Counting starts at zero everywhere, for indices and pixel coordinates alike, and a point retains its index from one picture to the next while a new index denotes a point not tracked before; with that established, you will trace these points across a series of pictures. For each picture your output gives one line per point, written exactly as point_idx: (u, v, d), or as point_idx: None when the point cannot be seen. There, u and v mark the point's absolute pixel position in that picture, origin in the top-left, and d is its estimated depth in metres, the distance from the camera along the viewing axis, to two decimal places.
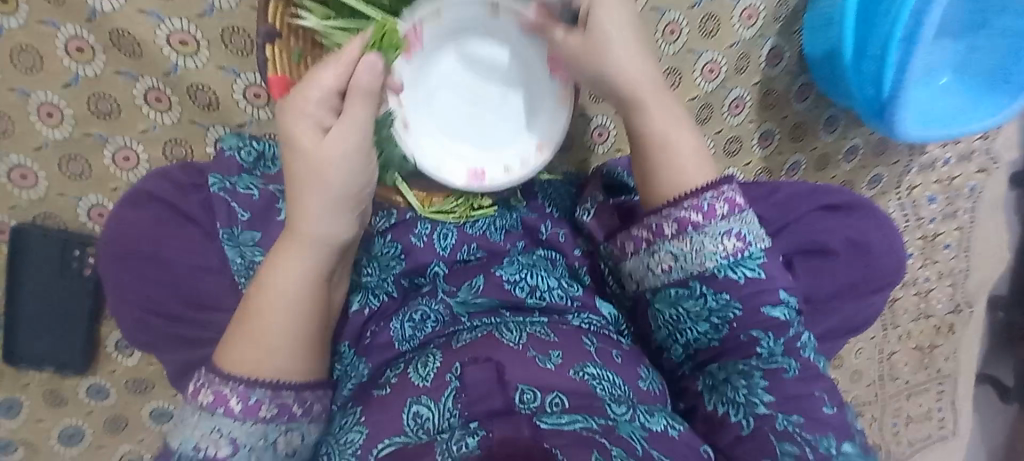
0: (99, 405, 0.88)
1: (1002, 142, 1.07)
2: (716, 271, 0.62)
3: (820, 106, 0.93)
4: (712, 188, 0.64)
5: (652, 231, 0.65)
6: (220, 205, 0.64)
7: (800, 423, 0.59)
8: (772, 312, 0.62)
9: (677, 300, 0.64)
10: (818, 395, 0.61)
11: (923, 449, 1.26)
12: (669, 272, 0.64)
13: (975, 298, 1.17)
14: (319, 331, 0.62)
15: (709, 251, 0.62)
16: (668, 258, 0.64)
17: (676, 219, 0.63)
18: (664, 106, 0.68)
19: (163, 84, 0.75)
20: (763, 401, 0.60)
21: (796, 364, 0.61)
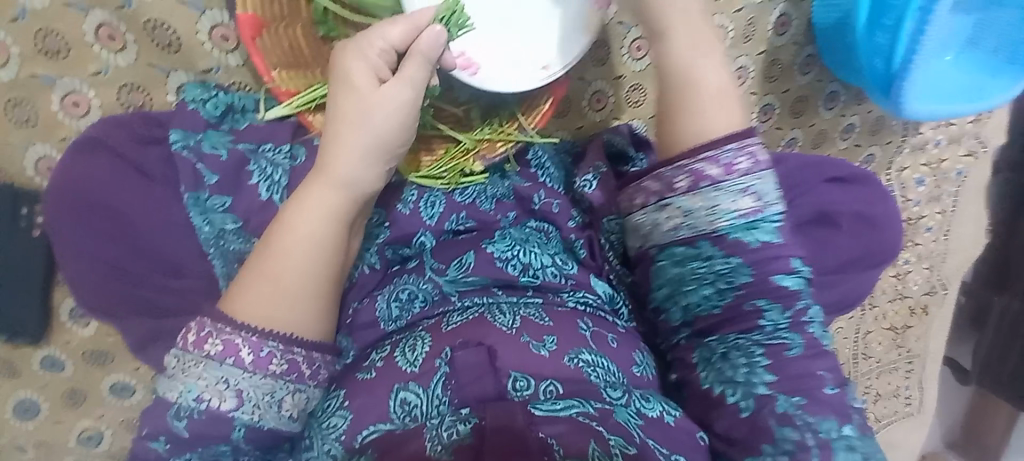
0: (56, 378, 0.82)
1: (993, 126, 1.06)
2: (728, 230, 0.59)
3: (822, 80, 0.91)
4: (734, 139, 0.60)
5: (664, 184, 0.61)
6: (183, 166, 0.58)
7: (802, 404, 0.58)
8: (783, 281, 0.59)
9: (683, 259, 0.61)
10: (819, 374, 0.60)
11: (889, 424, 1.31)
12: (678, 229, 0.61)
13: (951, 282, 1.19)
14: (335, 280, 0.60)
15: (723, 209, 0.59)
16: (679, 213, 0.60)
17: (692, 171, 0.59)
18: (703, 57, 0.64)
19: (115, 19, 0.65)
20: (764, 380, 0.60)
21: (798, 341, 0.60)
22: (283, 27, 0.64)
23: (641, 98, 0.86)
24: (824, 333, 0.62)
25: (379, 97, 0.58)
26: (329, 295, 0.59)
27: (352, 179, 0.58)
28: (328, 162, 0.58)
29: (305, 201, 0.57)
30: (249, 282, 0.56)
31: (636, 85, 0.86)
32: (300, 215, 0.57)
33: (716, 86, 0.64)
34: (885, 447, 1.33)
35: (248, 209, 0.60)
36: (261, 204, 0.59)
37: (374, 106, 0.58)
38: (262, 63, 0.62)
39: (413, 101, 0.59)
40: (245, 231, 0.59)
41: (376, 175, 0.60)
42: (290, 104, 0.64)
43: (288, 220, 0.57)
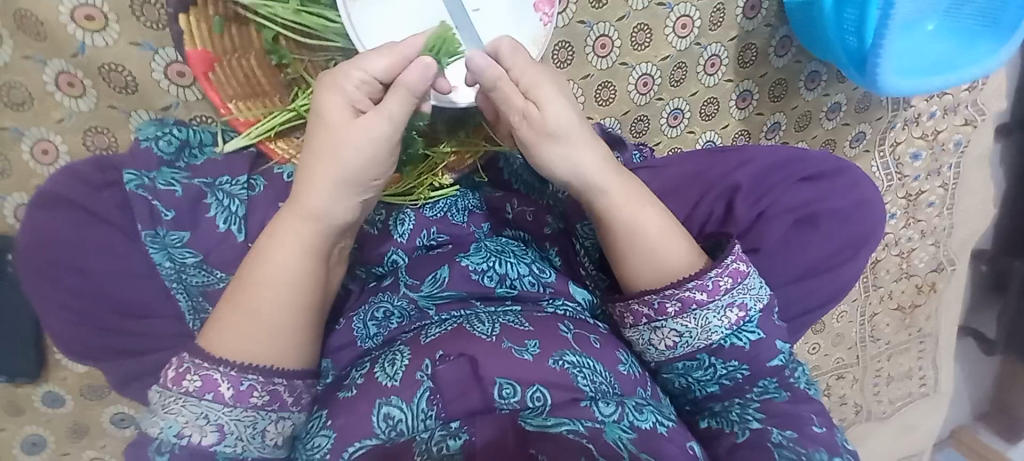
0: (58, 413, 0.83)
1: (990, 93, 1.02)
2: (722, 342, 0.62)
3: (801, 61, 0.88)
4: (714, 264, 0.62)
5: (653, 309, 0.61)
6: (139, 205, 0.58)
7: (794, 438, 0.62)
8: (773, 363, 0.64)
9: (687, 371, 0.64)
10: (808, 415, 0.64)
11: (904, 406, 1.27)
12: (674, 347, 0.62)
13: (959, 256, 1.15)
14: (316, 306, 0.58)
15: (714, 324, 0.61)
16: (672, 334, 0.62)
17: (680, 298, 0.61)
18: (644, 208, 0.63)
19: (72, 67, 0.65)
20: (755, 417, 0.63)
21: (785, 393, 0.64)
22: (235, 59, 0.64)
23: (610, 96, 0.81)
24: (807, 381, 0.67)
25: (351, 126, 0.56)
26: (313, 326, 0.58)
27: (323, 209, 0.56)
28: (303, 196, 0.56)
29: (278, 234, 0.56)
30: (225, 316, 0.55)
31: (604, 84, 0.80)
32: (275, 249, 0.56)
33: (658, 224, 0.63)
34: (903, 430, 1.29)
35: (207, 244, 0.59)
36: (219, 235, 0.59)
37: (344, 133, 0.56)
38: (217, 96, 0.64)
39: (388, 136, 0.57)
40: (206, 265, 0.59)
41: (349, 207, 0.58)
42: (248, 135, 0.65)
43: (263, 253, 0.56)
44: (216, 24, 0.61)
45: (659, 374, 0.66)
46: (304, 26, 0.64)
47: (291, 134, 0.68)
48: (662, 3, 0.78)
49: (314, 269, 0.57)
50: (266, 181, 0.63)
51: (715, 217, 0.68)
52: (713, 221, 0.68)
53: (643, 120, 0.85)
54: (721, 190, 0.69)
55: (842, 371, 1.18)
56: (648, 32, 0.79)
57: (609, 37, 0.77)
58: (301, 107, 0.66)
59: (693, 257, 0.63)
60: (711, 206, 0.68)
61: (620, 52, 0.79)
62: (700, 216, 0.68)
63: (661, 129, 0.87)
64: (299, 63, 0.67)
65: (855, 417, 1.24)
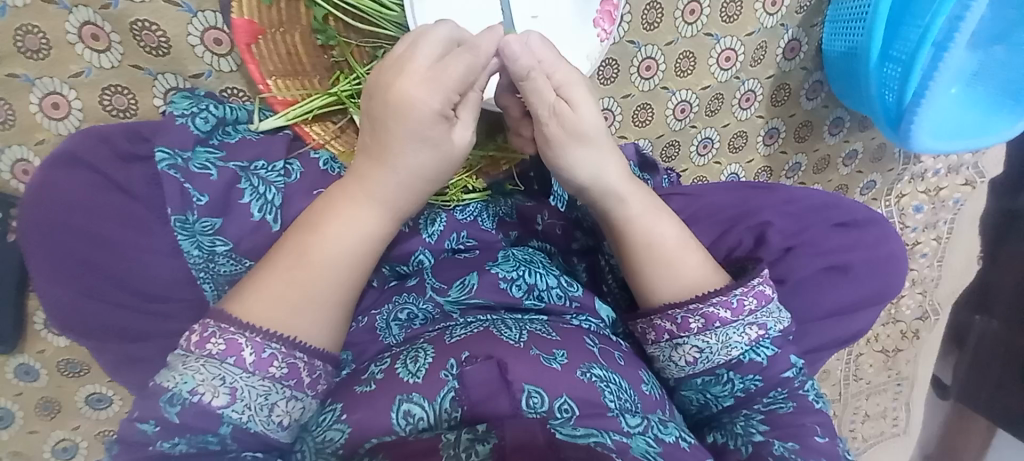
0: (30, 387, 0.78)
1: (990, 157, 1.07)
2: (742, 358, 0.60)
3: (829, 106, 0.90)
4: (739, 282, 0.61)
5: (676, 325, 0.60)
6: (170, 186, 0.53)
7: (795, 450, 0.58)
8: (785, 373, 0.62)
9: (706, 387, 0.62)
10: (809, 425, 0.61)
11: (875, 444, 1.32)
12: (694, 364, 0.61)
13: (942, 307, 1.20)
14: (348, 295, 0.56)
15: (734, 340, 0.60)
16: (693, 350, 0.60)
17: (704, 314, 0.60)
18: (654, 217, 0.64)
19: (100, 18, 0.61)
20: (758, 430, 0.60)
21: (791, 403, 0.61)
22: (281, 34, 0.61)
23: (648, 118, 0.82)
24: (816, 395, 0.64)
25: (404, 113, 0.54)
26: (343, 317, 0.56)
27: (377, 195, 0.56)
28: (353, 189, 0.57)
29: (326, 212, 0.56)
30: (263, 282, 0.53)
31: (644, 106, 0.81)
32: (318, 239, 0.55)
33: (673, 235, 0.64)
34: None
35: (239, 231, 0.55)
36: (252, 225, 0.56)
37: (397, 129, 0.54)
38: (257, 70, 0.60)
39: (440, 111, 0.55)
40: (236, 253, 0.55)
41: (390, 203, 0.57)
42: (286, 115, 0.62)
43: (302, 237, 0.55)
44: None
45: (677, 392, 0.64)
46: (362, 11, 0.62)
47: (328, 119, 0.65)
48: (710, 34, 0.79)
49: (357, 260, 0.56)
50: (302, 166, 0.60)
51: (744, 246, 0.68)
52: (741, 249, 0.68)
53: (675, 145, 0.85)
54: (750, 222, 0.69)
55: None
56: (693, 59, 0.80)
57: (655, 60, 0.78)
58: (342, 92, 0.63)
59: (706, 273, 0.63)
60: (740, 236, 0.69)
61: (663, 76, 0.80)
62: (727, 243, 0.69)
63: (690, 157, 0.87)
64: (346, 47, 0.64)
65: None
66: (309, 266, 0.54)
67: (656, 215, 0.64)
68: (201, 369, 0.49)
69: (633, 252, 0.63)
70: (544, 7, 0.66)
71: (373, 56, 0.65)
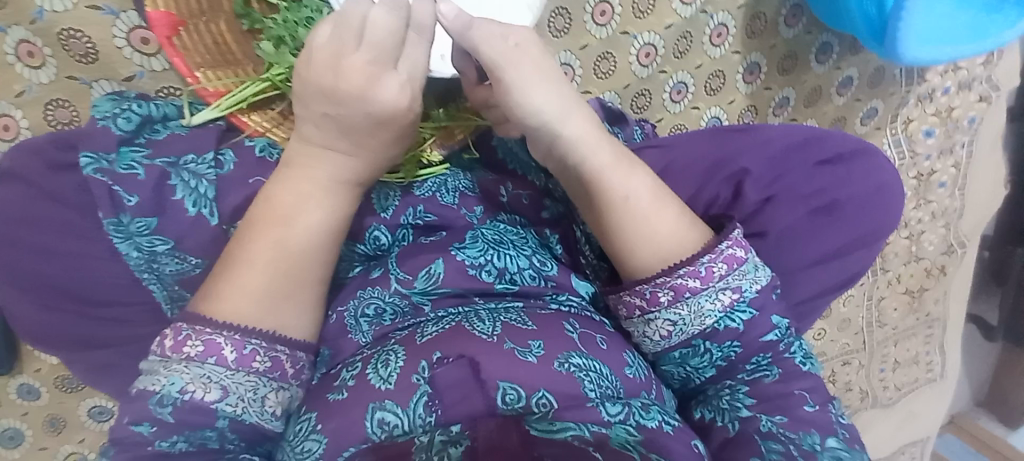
0: (33, 406, 0.79)
1: (1005, 67, 0.98)
2: (717, 326, 0.58)
3: (812, 32, 0.83)
4: (707, 249, 0.57)
5: (646, 300, 0.57)
6: (98, 190, 0.53)
7: (783, 423, 0.56)
8: (768, 337, 0.59)
9: (685, 360, 0.59)
10: (797, 393, 0.58)
11: (910, 393, 1.24)
12: (668, 337, 0.58)
13: (969, 239, 1.11)
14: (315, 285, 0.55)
15: (707, 309, 0.57)
16: (667, 324, 0.58)
17: (673, 286, 0.57)
18: (621, 173, 0.60)
19: (33, 35, 0.60)
20: (745, 404, 0.58)
21: (776, 370, 0.59)
22: (204, 23, 0.59)
23: (610, 68, 0.77)
24: (807, 358, 0.61)
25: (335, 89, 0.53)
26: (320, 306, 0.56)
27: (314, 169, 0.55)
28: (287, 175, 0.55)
29: (282, 192, 0.54)
30: (242, 274, 0.52)
31: (605, 55, 0.76)
32: (285, 227, 0.53)
33: (647, 189, 0.60)
34: (908, 417, 1.26)
35: (178, 228, 0.55)
36: (189, 220, 0.55)
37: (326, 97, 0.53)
38: (183, 63, 0.58)
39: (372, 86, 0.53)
40: (179, 251, 0.55)
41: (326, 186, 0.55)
42: (218, 106, 0.60)
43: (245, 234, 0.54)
44: None
45: (658, 367, 0.62)
46: None
47: (266, 107, 0.63)
48: None
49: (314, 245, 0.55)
50: (235, 155, 0.58)
51: (722, 201, 0.63)
52: (718, 204, 0.63)
53: (645, 94, 0.80)
54: (727, 172, 0.64)
55: (848, 357, 1.15)
56: None
57: (610, 4, 0.72)
58: (275, 77, 0.61)
59: (682, 227, 0.59)
60: (717, 189, 0.64)
61: (621, 20, 0.74)
62: (705, 198, 0.64)
63: (664, 105, 0.82)
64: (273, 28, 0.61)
65: (860, 405, 1.21)
66: (290, 256, 0.53)
67: (618, 173, 0.59)
68: (185, 370, 0.49)
69: (604, 211, 0.59)
70: None
71: None
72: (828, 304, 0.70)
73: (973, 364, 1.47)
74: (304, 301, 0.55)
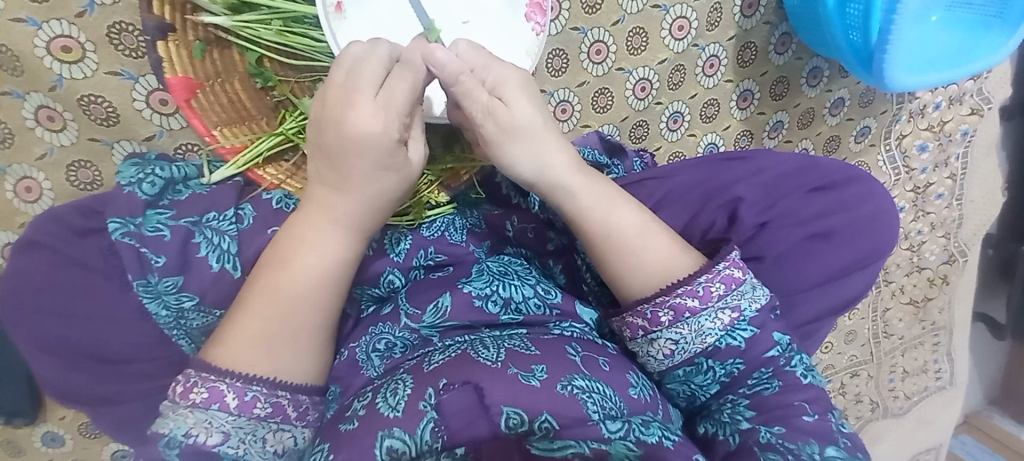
0: (58, 453, 0.80)
1: (994, 80, 1.00)
2: (718, 344, 0.59)
3: (802, 57, 0.86)
4: (704, 269, 0.59)
5: (648, 320, 0.59)
6: (127, 253, 0.55)
7: (782, 434, 0.57)
8: (769, 353, 0.60)
9: (688, 377, 0.61)
10: (796, 404, 0.59)
11: (922, 401, 1.25)
12: (672, 356, 0.60)
13: (970, 247, 1.12)
14: (318, 330, 0.57)
15: (707, 328, 0.59)
16: (669, 343, 0.59)
17: (672, 306, 0.58)
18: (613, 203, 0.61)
19: (52, 100, 0.63)
20: (745, 417, 0.59)
21: (777, 383, 0.60)
22: (219, 83, 0.61)
23: (608, 103, 0.79)
24: (806, 371, 0.62)
25: (339, 146, 0.54)
26: (325, 350, 0.58)
27: (324, 220, 0.56)
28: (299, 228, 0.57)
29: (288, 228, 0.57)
30: (242, 322, 0.54)
31: (602, 90, 0.78)
32: (295, 276, 0.55)
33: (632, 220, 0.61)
34: (921, 425, 1.27)
35: (201, 284, 0.57)
36: (213, 276, 0.57)
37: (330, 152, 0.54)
38: (201, 123, 0.62)
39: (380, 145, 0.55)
40: (204, 306, 0.58)
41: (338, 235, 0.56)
42: (236, 163, 0.63)
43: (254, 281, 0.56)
44: (197, 49, 0.59)
45: (664, 386, 0.63)
46: (290, 45, 0.61)
47: (280, 159, 0.65)
48: (657, 5, 0.75)
49: (318, 288, 0.56)
50: (254, 209, 0.61)
51: (718, 227, 0.65)
52: (715, 231, 0.65)
53: (642, 125, 0.82)
54: (723, 199, 0.66)
55: (856, 369, 1.16)
56: (644, 35, 0.77)
57: (605, 43, 0.75)
58: (289, 130, 0.64)
59: (672, 252, 0.61)
60: (713, 215, 0.65)
61: (616, 58, 0.77)
62: (701, 225, 0.65)
63: (661, 134, 0.84)
64: (285, 85, 0.64)
65: (871, 415, 1.22)
66: (282, 302, 0.55)
67: (614, 204, 0.61)
68: (188, 415, 0.51)
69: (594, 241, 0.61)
70: (474, 11, 0.65)
71: (313, 89, 0.65)
72: (830, 326, 0.70)
73: (983, 367, 1.47)
74: (304, 346, 0.56)
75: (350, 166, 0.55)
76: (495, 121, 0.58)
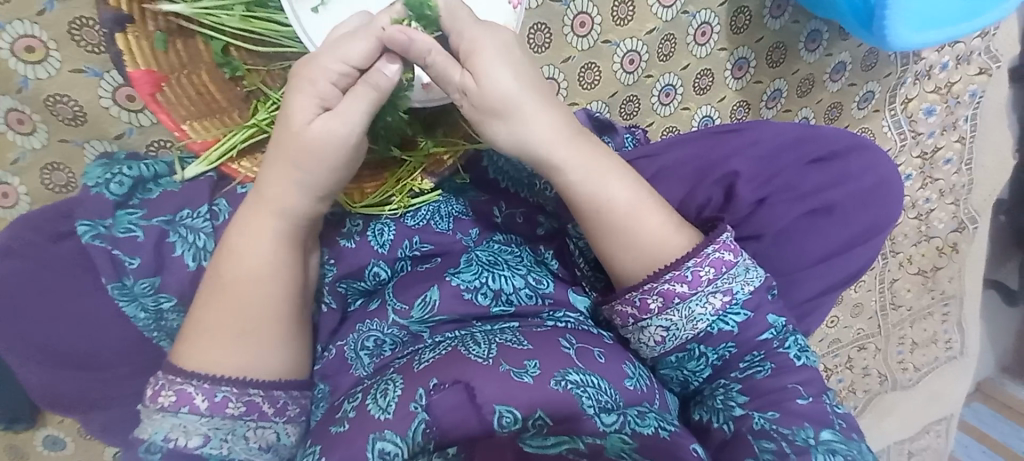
0: (60, 456, 0.80)
1: (1004, 36, 0.95)
2: (710, 329, 0.57)
3: (799, 20, 0.82)
4: (693, 253, 0.56)
5: (637, 307, 0.57)
6: (99, 256, 0.54)
7: (776, 419, 0.54)
8: (762, 335, 0.58)
9: (681, 364, 0.59)
10: (791, 387, 0.56)
11: (931, 372, 1.22)
12: (663, 342, 0.58)
13: (981, 213, 1.08)
14: (293, 321, 0.55)
15: (699, 313, 0.56)
16: (660, 330, 0.57)
17: (661, 292, 0.56)
18: (604, 181, 0.58)
19: (20, 102, 0.60)
20: (738, 403, 0.56)
21: (769, 366, 0.57)
22: (186, 75, 0.59)
23: (595, 78, 0.76)
24: (801, 352, 0.59)
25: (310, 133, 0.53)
26: (299, 343, 0.56)
27: (302, 209, 0.55)
28: (271, 221, 0.54)
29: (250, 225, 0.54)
30: (207, 318, 0.53)
31: (588, 65, 0.75)
32: (266, 264, 0.54)
33: (627, 197, 0.58)
34: (931, 396, 1.24)
35: (180, 284, 0.56)
36: (190, 275, 0.56)
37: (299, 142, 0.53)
38: (169, 118, 0.59)
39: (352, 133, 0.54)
40: (183, 306, 0.56)
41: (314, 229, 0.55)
42: (207, 159, 0.60)
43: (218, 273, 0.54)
44: (158, 39, 0.56)
45: (658, 371, 0.61)
46: (255, 32, 0.59)
47: (256, 151, 0.63)
48: None
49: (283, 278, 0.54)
50: (229, 204, 0.59)
51: (714, 204, 0.62)
52: (711, 208, 0.62)
53: (633, 100, 0.79)
54: (718, 174, 0.63)
55: (863, 343, 1.14)
56: (630, 4, 0.73)
57: (589, 14, 0.71)
58: (262, 121, 0.61)
59: (665, 235, 0.58)
60: (708, 192, 0.62)
61: (602, 30, 0.73)
62: (697, 201, 0.62)
63: (653, 108, 0.81)
64: (255, 74, 0.61)
65: (880, 388, 1.20)
66: (247, 294, 0.53)
67: (602, 183, 0.58)
68: (163, 420, 0.50)
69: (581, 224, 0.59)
70: None
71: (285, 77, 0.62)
72: (833, 305, 0.67)
73: (994, 335, 1.44)
74: (276, 339, 0.54)
75: (326, 151, 0.53)
76: (470, 101, 0.55)
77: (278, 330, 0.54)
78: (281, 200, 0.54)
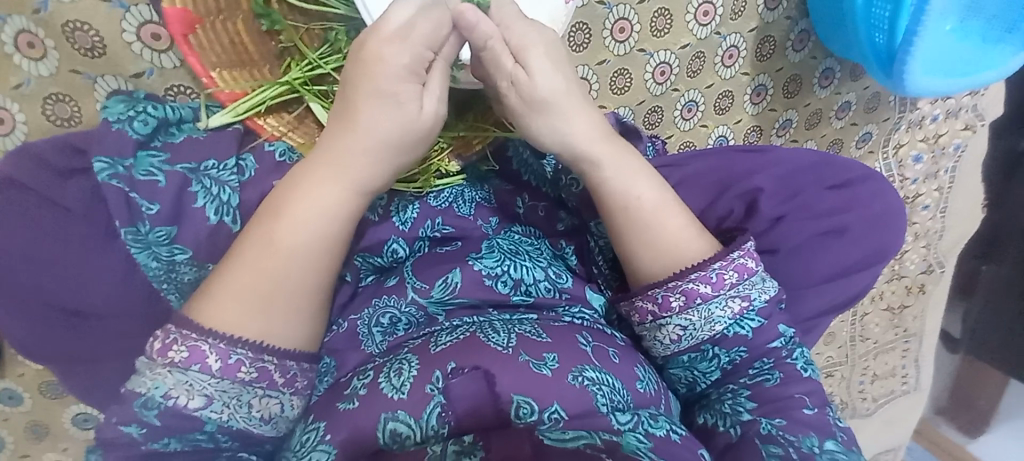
0: (14, 413, 0.73)
1: (989, 98, 1.03)
2: (726, 332, 0.59)
3: (817, 57, 0.86)
4: (718, 256, 0.58)
5: (658, 304, 0.58)
6: (113, 197, 0.50)
7: (783, 426, 0.56)
8: (772, 343, 0.60)
9: (692, 364, 0.60)
10: (797, 397, 0.58)
11: (887, 403, 1.30)
12: (679, 341, 0.59)
13: (948, 259, 1.17)
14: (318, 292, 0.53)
15: (717, 315, 0.58)
16: (676, 329, 0.59)
17: (684, 291, 0.58)
18: (638, 180, 0.60)
19: (34, 24, 0.56)
20: (746, 408, 0.58)
21: (777, 374, 0.60)
22: (220, 21, 0.55)
23: (626, 84, 0.77)
24: (807, 365, 0.61)
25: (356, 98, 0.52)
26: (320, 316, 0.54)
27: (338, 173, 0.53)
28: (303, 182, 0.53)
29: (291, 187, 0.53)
30: (235, 276, 0.50)
31: (621, 71, 0.76)
32: (294, 223, 0.52)
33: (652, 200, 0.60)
34: (883, 426, 1.32)
35: (196, 237, 0.53)
36: (210, 230, 0.53)
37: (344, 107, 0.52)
38: (198, 63, 0.55)
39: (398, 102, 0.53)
40: (197, 261, 0.53)
41: (346, 194, 0.53)
42: (234, 110, 0.57)
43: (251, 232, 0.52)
44: None
45: (666, 370, 0.63)
46: None
47: (282, 110, 0.61)
48: None
49: (320, 242, 0.53)
50: (255, 161, 0.57)
51: (735, 216, 0.65)
52: (731, 219, 0.65)
53: (657, 111, 0.81)
54: (742, 189, 0.65)
55: (831, 370, 1.20)
56: (669, 17, 0.75)
57: (629, 20, 0.73)
58: (294, 80, 0.59)
59: (685, 241, 0.59)
60: (730, 204, 0.65)
61: (639, 38, 0.75)
62: (717, 213, 0.65)
63: (674, 122, 0.83)
64: (293, 30, 0.59)
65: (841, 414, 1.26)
66: (282, 255, 0.51)
67: (632, 183, 0.60)
68: (167, 375, 0.47)
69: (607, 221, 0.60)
70: None
71: (324, 38, 0.61)
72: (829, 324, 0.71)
73: (939, 376, 1.55)
74: (299, 310, 0.52)
75: (371, 116, 0.53)
76: (517, 92, 0.57)
77: (304, 300, 0.52)
78: (318, 162, 0.53)
